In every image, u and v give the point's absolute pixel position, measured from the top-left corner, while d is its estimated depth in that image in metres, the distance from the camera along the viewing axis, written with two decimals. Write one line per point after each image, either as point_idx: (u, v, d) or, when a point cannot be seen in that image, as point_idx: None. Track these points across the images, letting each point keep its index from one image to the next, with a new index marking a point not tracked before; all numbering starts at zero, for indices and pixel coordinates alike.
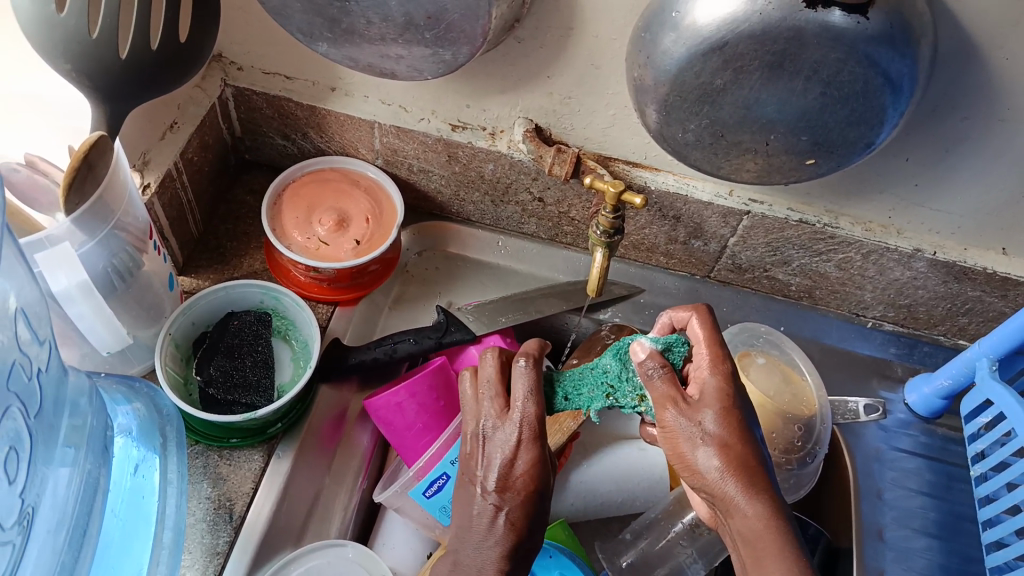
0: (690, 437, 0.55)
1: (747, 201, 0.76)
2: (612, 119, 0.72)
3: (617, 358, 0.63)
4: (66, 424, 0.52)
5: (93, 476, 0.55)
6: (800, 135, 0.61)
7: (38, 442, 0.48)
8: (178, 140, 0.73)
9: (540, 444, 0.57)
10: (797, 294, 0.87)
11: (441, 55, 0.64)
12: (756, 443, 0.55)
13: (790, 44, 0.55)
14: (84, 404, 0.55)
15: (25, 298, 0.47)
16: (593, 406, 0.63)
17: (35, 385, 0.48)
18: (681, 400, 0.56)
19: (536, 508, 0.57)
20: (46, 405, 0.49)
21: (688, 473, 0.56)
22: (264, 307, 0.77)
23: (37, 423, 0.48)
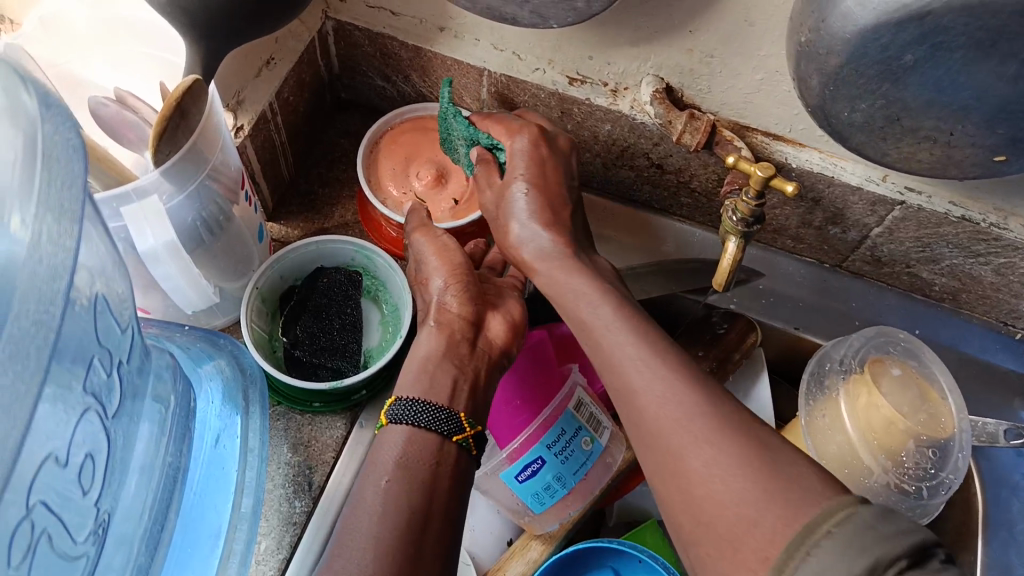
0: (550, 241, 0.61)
1: (903, 190, 0.66)
2: (758, 85, 0.63)
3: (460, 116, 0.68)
4: (149, 409, 0.49)
5: (177, 463, 0.52)
6: (995, 127, 0.51)
7: (117, 442, 0.45)
8: (275, 79, 0.67)
9: (419, 254, 0.64)
10: (939, 294, 0.77)
11: (573, 3, 0.55)
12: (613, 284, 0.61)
13: (1012, 21, 0.45)
14: (166, 379, 0.51)
15: (107, 284, 0.43)
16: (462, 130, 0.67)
17: (115, 380, 0.45)
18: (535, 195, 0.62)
19: (448, 292, 0.61)
20: (126, 396, 0.46)
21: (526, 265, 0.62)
22: (355, 265, 0.72)
23: (115, 423, 0.45)
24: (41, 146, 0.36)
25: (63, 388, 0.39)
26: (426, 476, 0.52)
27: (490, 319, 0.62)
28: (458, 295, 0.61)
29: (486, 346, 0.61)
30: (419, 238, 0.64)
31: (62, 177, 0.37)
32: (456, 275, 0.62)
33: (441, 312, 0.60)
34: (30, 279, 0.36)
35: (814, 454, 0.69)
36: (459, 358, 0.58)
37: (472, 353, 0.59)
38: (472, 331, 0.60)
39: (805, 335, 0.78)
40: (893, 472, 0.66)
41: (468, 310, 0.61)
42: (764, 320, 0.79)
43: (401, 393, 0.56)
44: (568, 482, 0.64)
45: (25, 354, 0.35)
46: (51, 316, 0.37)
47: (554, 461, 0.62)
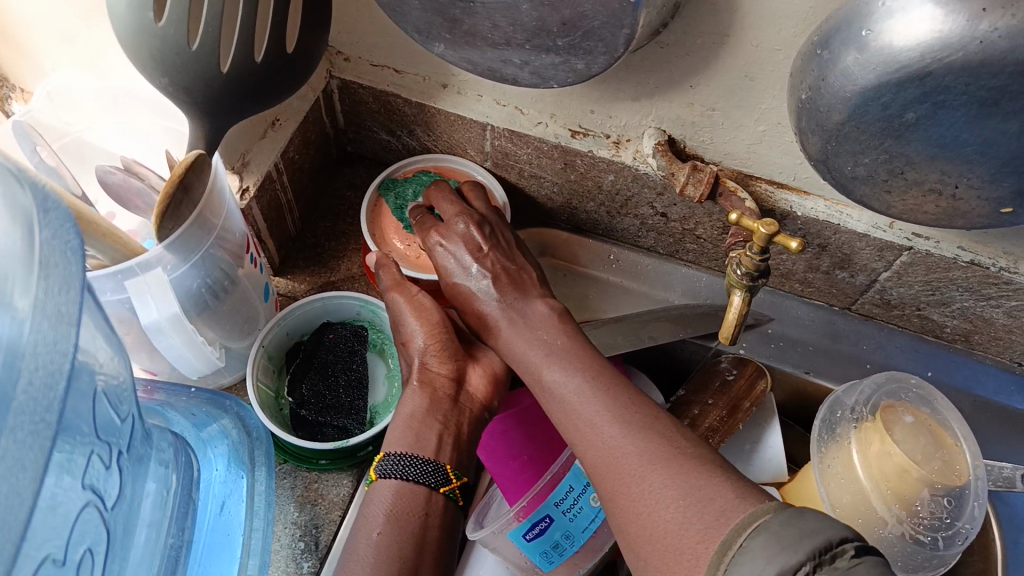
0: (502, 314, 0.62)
1: (910, 236, 0.66)
2: (761, 136, 0.63)
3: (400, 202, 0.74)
4: (150, 492, 0.50)
5: (178, 541, 0.52)
6: (1001, 181, 0.51)
7: (116, 533, 0.45)
8: (280, 139, 0.68)
9: (399, 308, 0.62)
10: (951, 336, 0.76)
11: (573, 64, 0.56)
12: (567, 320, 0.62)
13: (1014, 81, 0.45)
14: (168, 456, 0.53)
15: (108, 377, 0.44)
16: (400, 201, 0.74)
17: (114, 471, 0.45)
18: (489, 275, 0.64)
19: (429, 355, 0.60)
20: (126, 485, 0.47)
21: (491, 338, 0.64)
22: (360, 320, 0.72)
23: (115, 513, 0.45)
24: (39, 253, 0.37)
25: (63, 487, 0.40)
26: (417, 527, 0.52)
27: (472, 373, 0.61)
28: (437, 357, 0.60)
29: (469, 401, 0.60)
30: (397, 300, 0.63)
31: (58, 284, 0.37)
32: (435, 333, 0.61)
33: (424, 372, 0.59)
34: (28, 387, 0.35)
35: (829, 506, 0.68)
36: (444, 414, 0.57)
37: (454, 408, 0.58)
38: (455, 389, 0.59)
39: (815, 380, 0.77)
40: (906, 523, 0.65)
41: (451, 367, 0.60)
42: (774, 364, 0.78)
43: (388, 448, 0.55)
44: (578, 538, 0.64)
45: (22, 465, 0.35)
46: (48, 427, 0.36)
47: (562, 518, 0.62)
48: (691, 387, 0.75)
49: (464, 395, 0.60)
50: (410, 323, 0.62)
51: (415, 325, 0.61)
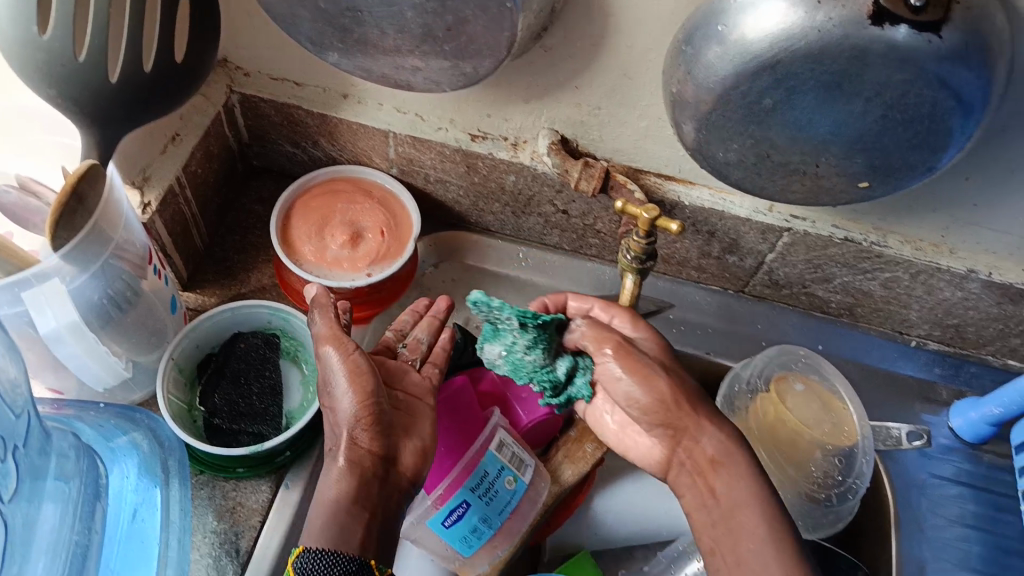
0: (647, 377, 0.60)
1: (788, 218, 0.71)
2: (645, 131, 0.67)
3: (535, 348, 0.62)
4: (51, 491, 0.52)
5: (85, 541, 0.54)
6: (855, 158, 0.55)
7: (15, 525, 0.48)
8: (180, 155, 0.69)
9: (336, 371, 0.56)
10: (837, 310, 0.82)
11: (461, 68, 0.58)
12: (687, 380, 0.61)
13: (852, 64, 0.49)
14: (70, 458, 0.55)
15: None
16: (529, 349, 0.62)
17: (10, 464, 0.49)
18: (621, 342, 0.61)
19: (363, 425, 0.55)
20: (24, 477, 0.50)
21: (643, 417, 0.61)
22: (272, 327, 0.73)
23: (12, 506, 0.48)
24: None
25: None
26: None
27: (403, 446, 0.57)
28: (364, 429, 0.55)
29: (397, 478, 0.56)
30: (329, 355, 0.56)
31: None
32: (370, 404, 0.55)
33: (353, 449, 0.54)
34: None
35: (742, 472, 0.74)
36: (373, 498, 0.54)
37: (380, 489, 0.55)
38: (377, 468, 0.55)
39: (716, 359, 0.82)
40: (804, 482, 0.71)
41: (380, 443, 0.55)
42: (677, 348, 0.82)
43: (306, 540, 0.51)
44: (496, 522, 0.67)
45: None
46: None
47: (480, 503, 0.65)
48: None
49: (389, 472, 0.56)
50: (338, 384, 0.55)
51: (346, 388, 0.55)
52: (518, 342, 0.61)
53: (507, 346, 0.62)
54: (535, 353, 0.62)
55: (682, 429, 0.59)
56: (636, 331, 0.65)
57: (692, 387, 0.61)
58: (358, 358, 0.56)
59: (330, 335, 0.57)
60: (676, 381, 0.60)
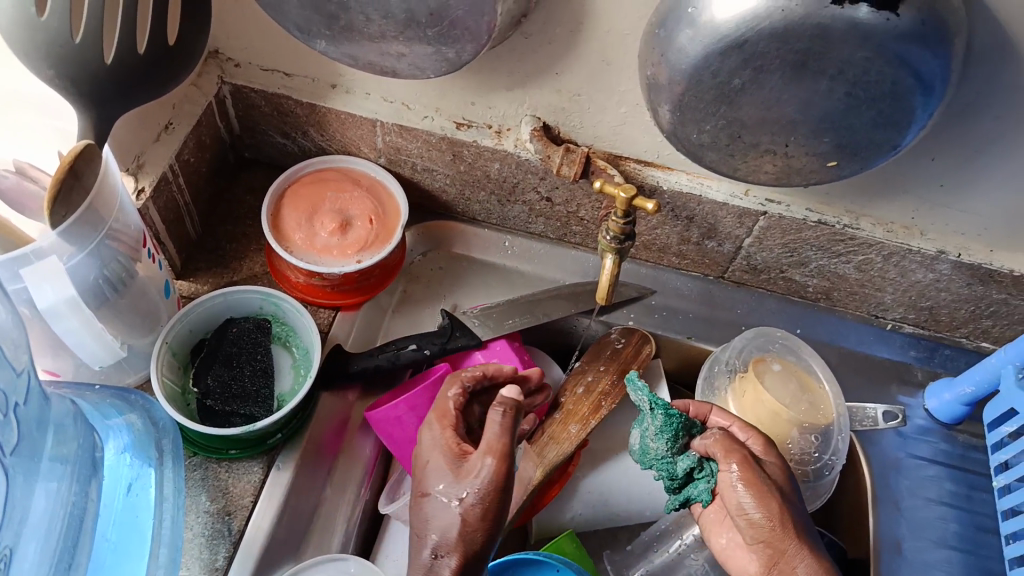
0: (757, 491, 0.61)
1: (764, 201, 0.73)
2: (624, 117, 0.69)
3: (664, 440, 0.65)
4: (49, 454, 0.54)
5: (81, 504, 0.56)
6: (822, 137, 0.58)
7: (16, 482, 0.50)
8: (173, 142, 0.71)
9: (500, 482, 0.56)
10: (814, 295, 0.84)
11: (444, 53, 0.61)
12: (799, 506, 0.62)
13: (815, 43, 0.52)
14: (67, 427, 0.56)
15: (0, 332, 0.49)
16: (657, 439, 0.66)
17: (12, 422, 0.50)
18: (749, 456, 0.62)
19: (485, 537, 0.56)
20: (25, 437, 0.51)
21: (748, 530, 0.61)
22: (263, 313, 0.75)
23: (14, 460, 0.50)
24: None
25: None
26: None
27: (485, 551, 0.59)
28: (479, 542, 0.56)
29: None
30: (490, 470, 0.56)
31: None
32: (491, 520, 0.56)
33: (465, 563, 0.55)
34: None
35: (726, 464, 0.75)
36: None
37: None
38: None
39: (697, 343, 0.84)
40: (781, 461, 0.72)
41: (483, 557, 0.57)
42: (659, 332, 0.84)
43: None
44: None
45: None
46: None
47: None
48: (584, 359, 0.81)
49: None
50: (487, 502, 0.56)
51: (491, 502, 0.56)
52: (650, 432, 0.66)
53: (641, 431, 0.67)
54: (662, 442, 0.65)
55: (778, 549, 0.60)
56: (764, 454, 0.65)
57: (801, 513, 0.61)
58: (505, 479, 0.56)
59: (491, 449, 0.57)
60: (787, 505, 0.60)
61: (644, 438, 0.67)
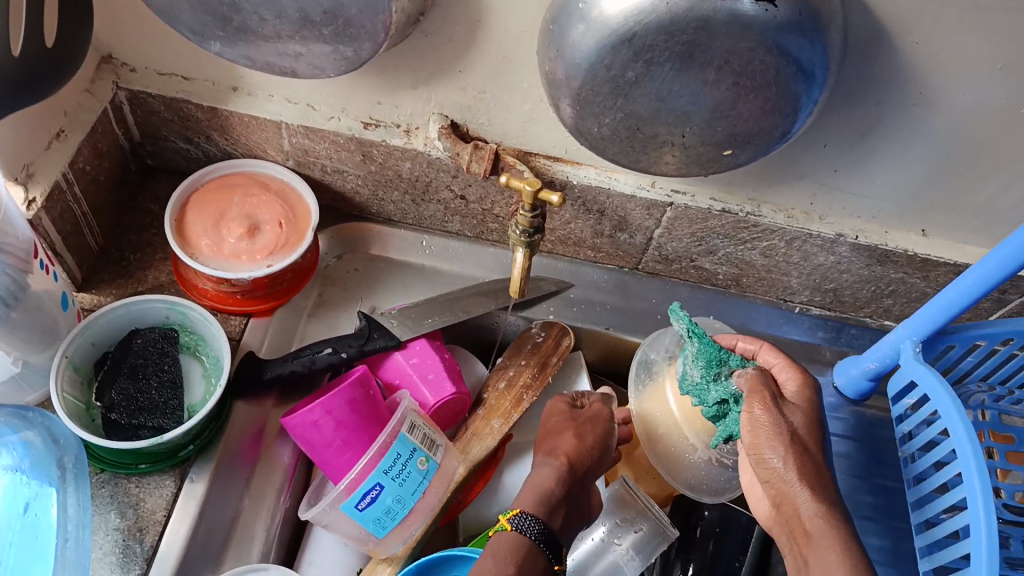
0: (770, 434, 0.62)
1: (670, 192, 0.75)
2: (529, 114, 0.70)
3: (702, 367, 0.70)
4: None
5: None
6: (715, 127, 0.59)
7: None
8: (66, 150, 0.69)
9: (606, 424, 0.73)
10: (725, 282, 0.86)
11: (342, 52, 0.60)
12: (821, 457, 0.63)
13: (699, 34, 0.53)
14: None
15: None
16: (696, 366, 0.70)
17: None
18: (768, 396, 0.64)
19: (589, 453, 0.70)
20: None
21: (760, 470, 0.63)
22: (170, 323, 0.73)
23: None
24: None
25: None
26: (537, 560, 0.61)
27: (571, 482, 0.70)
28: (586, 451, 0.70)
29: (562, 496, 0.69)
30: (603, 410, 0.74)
31: None
32: (602, 442, 0.72)
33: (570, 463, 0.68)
34: None
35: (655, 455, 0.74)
36: (568, 490, 0.67)
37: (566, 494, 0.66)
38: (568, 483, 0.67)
39: (615, 334, 0.85)
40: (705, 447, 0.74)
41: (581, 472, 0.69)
42: (578, 325, 0.85)
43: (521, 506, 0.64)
44: (410, 502, 0.68)
45: None
46: None
47: (392, 484, 0.66)
48: (507, 353, 0.82)
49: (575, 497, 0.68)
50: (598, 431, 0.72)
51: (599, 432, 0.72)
52: (691, 362, 0.71)
53: (684, 358, 0.72)
54: (698, 368, 0.70)
55: (782, 491, 0.61)
56: (795, 393, 0.67)
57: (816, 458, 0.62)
58: (607, 414, 0.74)
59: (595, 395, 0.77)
60: (799, 453, 0.61)
61: (688, 368, 0.71)
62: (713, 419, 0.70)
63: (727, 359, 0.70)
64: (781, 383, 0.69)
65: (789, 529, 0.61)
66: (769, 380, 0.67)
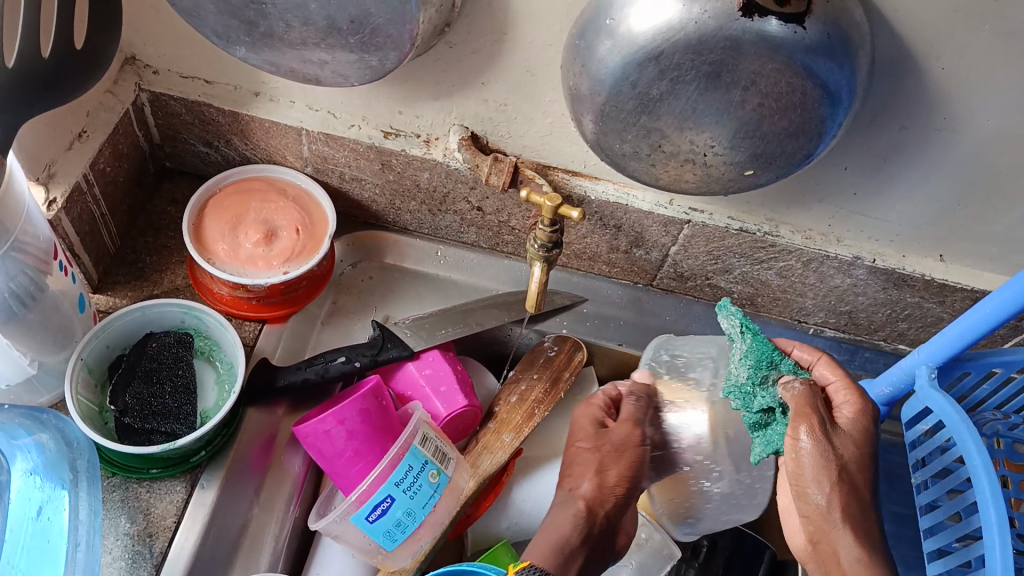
0: (816, 467, 0.60)
1: (688, 210, 0.75)
2: (550, 128, 0.70)
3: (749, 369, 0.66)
4: None
5: None
6: (738, 147, 0.59)
7: None
8: (87, 150, 0.69)
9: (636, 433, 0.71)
10: (740, 301, 0.86)
11: (368, 61, 0.60)
12: (869, 493, 0.60)
13: (727, 54, 0.53)
14: None
15: None
16: (743, 367, 0.66)
17: None
18: (817, 426, 0.60)
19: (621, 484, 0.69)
20: None
21: (800, 502, 0.61)
22: (185, 327, 0.73)
23: None
24: None
25: None
26: None
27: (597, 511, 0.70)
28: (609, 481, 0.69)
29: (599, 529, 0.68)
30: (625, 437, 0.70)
31: None
32: (628, 478, 0.69)
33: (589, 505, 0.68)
34: None
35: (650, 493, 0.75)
36: (585, 535, 0.66)
37: (585, 539, 0.66)
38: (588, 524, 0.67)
39: (628, 350, 0.85)
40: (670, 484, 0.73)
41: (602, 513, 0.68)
42: (591, 340, 0.85)
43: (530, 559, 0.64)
44: (421, 515, 0.68)
45: None
46: None
47: (403, 497, 0.65)
48: (519, 366, 0.82)
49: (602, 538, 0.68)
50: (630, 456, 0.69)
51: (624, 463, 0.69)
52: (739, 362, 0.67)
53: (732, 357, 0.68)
54: (746, 369, 0.66)
55: (823, 529, 0.59)
56: (851, 420, 0.62)
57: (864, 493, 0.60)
58: (638, 439, 0.70)
59: (628, 418, 0.71)
60: (844, 489, 0.59)
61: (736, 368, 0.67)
62: (753, 428, 0.66)
63: (777, 364, 0.66)
64: (835, 403, 0.65)
65: (824, 567, 0.59)
66: (819, 400, 0.62)
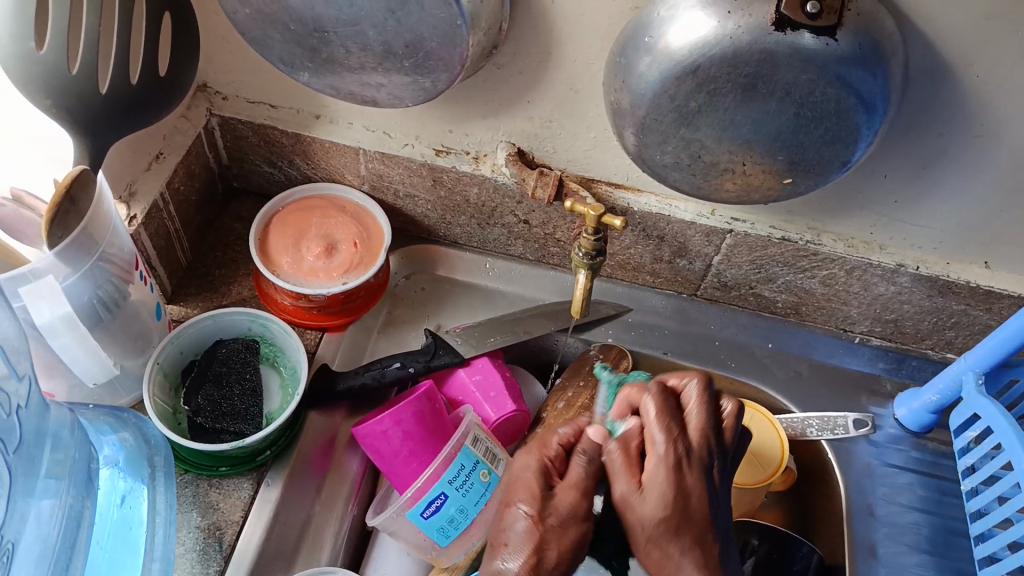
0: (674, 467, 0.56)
1: (730, 220, 0.77)
2: (594, 142, 0.73)
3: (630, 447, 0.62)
4: (48, 458, 0.56)
5: (78, 507, 0.57)
6: (776, 155, 0.61)
7: (15, 480, 0.53)
8: (163, 171, 0.74)
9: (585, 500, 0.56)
10: (784, 310, 0.87)
11: (421, 83, 0.64)
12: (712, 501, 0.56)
13: (761, 67, 0.56)
14: (65, 436, 0.58)
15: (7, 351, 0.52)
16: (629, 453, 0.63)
17: (14, 422, 0.53)
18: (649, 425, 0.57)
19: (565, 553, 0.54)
20: (23, 448, 0.54)
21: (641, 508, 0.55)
22: (252, 334, 0.78)
23: (14, 459, 0.53)
24: None
25: None
26: None
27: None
28: (559, 527, 0.54)
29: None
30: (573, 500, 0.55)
31: None
32: (568, 552, 0.54)
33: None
34: None
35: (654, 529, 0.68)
36: None
37: None
38: None
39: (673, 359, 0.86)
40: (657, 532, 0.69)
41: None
42: (637, 348, 0.87)
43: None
44: (473, 513, 0.70)
45: None
46: None
47: (456, 494, 0.69)
48: (566, 374, 0.84)
49: None
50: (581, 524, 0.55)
51: (567, 529, 0.54)
52: None
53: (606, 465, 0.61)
54: None
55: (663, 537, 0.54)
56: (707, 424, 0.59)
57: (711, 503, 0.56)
58: (584, 512, 0.55)
59: (576, 485, 0.56)
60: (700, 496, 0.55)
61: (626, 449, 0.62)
62: None
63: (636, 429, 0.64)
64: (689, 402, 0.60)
65: None
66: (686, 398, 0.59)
